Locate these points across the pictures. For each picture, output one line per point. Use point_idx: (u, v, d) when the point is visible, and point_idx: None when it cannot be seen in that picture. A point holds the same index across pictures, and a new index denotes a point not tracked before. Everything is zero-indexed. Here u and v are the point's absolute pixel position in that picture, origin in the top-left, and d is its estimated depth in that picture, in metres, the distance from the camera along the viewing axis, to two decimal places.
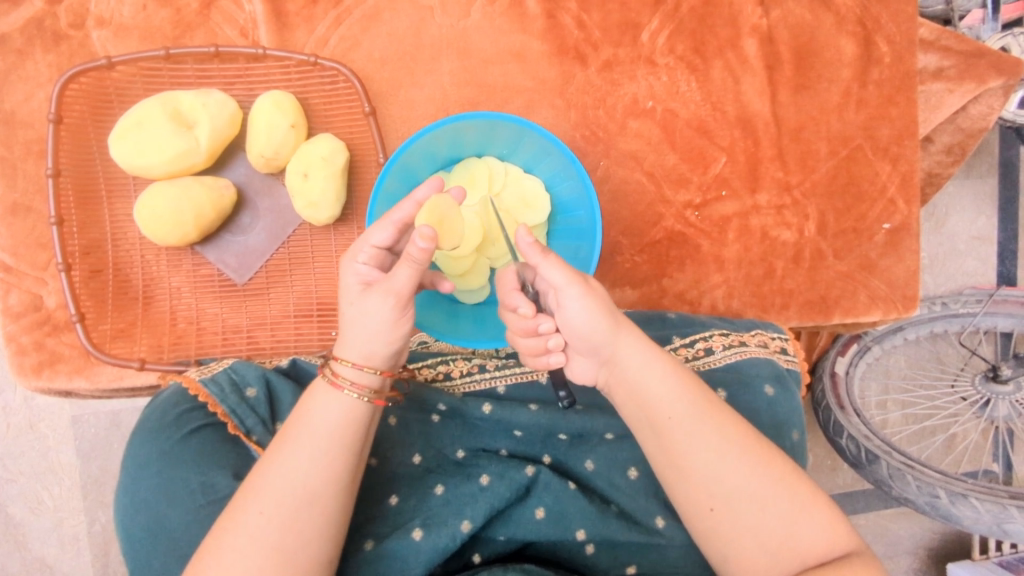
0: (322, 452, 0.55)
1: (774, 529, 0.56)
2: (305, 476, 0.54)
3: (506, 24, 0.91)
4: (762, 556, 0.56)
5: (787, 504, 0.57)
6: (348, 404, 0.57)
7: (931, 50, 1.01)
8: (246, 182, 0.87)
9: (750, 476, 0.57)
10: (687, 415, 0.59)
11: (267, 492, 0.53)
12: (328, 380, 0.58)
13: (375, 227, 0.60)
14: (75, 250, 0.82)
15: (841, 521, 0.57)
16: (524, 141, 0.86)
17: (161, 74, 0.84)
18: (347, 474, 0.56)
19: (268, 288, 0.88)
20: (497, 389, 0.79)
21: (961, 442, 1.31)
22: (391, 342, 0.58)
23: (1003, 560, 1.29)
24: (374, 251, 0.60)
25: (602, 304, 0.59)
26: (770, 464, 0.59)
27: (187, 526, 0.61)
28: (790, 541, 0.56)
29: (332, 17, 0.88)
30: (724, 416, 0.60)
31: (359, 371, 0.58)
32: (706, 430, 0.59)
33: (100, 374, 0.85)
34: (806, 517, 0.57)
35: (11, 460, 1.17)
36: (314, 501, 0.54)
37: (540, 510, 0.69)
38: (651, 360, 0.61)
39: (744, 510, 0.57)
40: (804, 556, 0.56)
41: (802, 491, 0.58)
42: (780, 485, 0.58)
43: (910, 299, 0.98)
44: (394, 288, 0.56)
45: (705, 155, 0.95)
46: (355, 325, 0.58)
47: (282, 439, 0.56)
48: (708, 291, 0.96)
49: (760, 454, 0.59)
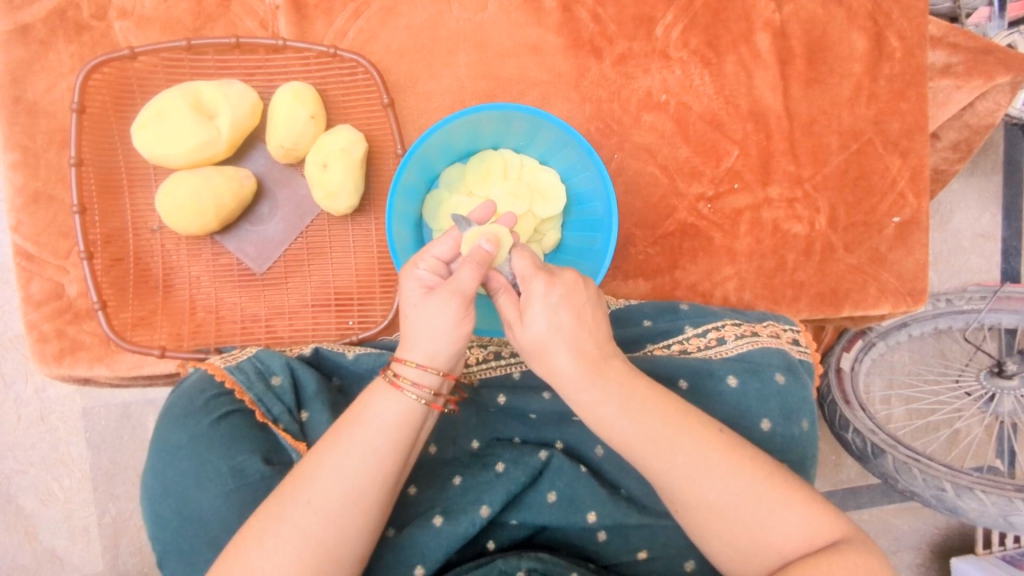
0: (376, 451, 0.56)
1: (745, 528, 0.57)
2: (355, 472, 0.55)
3: (522, 18, 0.92)
4: (735, 555, 0.57)
5: (753, 508, 0.57)
6: (406, 405, 0.57)
7: (939, 47, 1.02)
8: (265, 172, 0.88)
9: (709, 490, 0.57)
10: (636, 435, 0.58)
11: (316, 484, 0.54)
12: (389, 380, 0.58)
13: (437, 242, 0.62)
14: (97, 239, 0.83)
15: (822, 514, 0.57)
16: (541, 133, 0.87)
17: (182, 65, 0.85)
18: (393, 474, 0.56)
19: (285, 279, 0.89)
20: (512, 375, 0.80)
21: (965, 437, 1.32)
22: (454, 344, 0.59)
23: (1006, 555, 1.32)
24: (433, 263, 0.61)
25: (567, 348, 0.57)
26: (737, 474, 0.57)
27: (217, 509, 0.62)
28: (759, 542, 0.56)
29: (350, 10, 0.88)
30: (682, 429, 0.58)
31: (421, 372, 0.58)
32: (657, 453, 0.58)
33: (120, 362, 0.85)
34: (775, 518, 0.56)
35: (22, 452, 1.18)
36: (359, 498, 0.55)
37: (552, 493, 0.70)
38: (604, 407, 0.58)
39: (707, 518, 0.58)
40: (780, 551, 0.56)
41: (770, 495, 0.57)
42: (746, 490, 0.57)
43: (919, 293, 0.99)
44: (460, 288, 0.58)
45: (718, 149, 0.96)
46: (419, 328, 0.58)
47: (332, 436, 0.57)
48: (720, 283, 0.96)
49: (722, 463, 0.58)
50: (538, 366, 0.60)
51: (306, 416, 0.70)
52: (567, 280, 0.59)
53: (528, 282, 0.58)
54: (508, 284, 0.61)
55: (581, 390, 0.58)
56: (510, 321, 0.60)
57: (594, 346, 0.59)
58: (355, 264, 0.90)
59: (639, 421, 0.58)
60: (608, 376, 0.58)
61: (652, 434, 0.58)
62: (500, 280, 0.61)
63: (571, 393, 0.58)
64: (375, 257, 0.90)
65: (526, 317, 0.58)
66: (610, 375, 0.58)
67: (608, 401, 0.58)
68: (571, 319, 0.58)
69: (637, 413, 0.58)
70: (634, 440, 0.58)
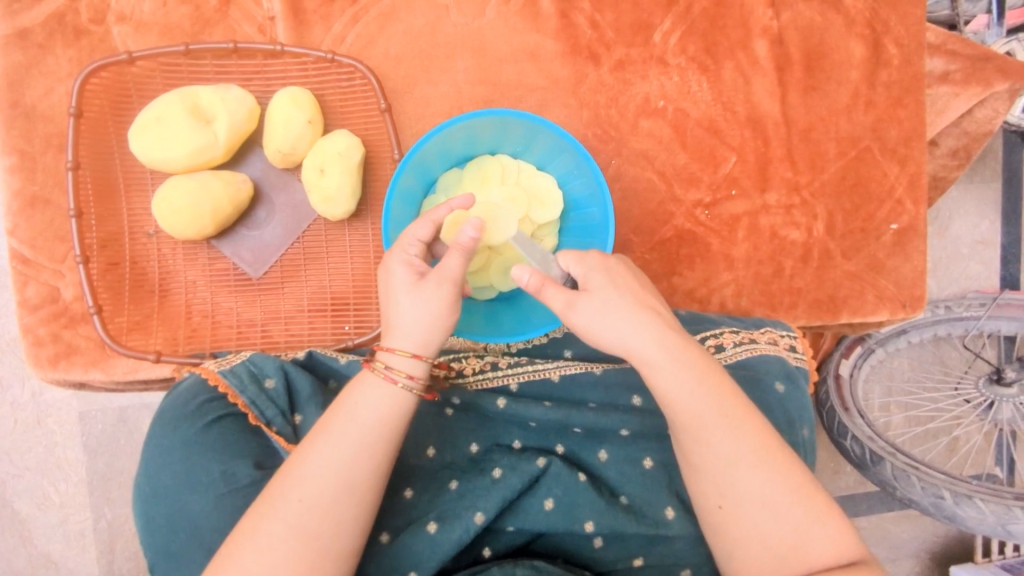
0: (363, 445, 0.55)
1: (785, 533, 0.56)
2: (342, 468, 0.54)
3: (520, 24, 0.92)
4: (768, 561, 0.56)
5: (800, 512, 0.57)
6: (393, 394, 0.57)
7: (937, 55, 1.03)
8: (262, 177, 0.88)
9: (767, 481, 0.57)
10: (709, 411, 0.58)
11: (304, 481, 0.54)
12: (381, 374, 0.58)
13: (416, 229, 0.65)
14: (93, 243, 0.83)
15: (851, 534, 0.57)
16: (538, 138, 0.87)
17: (180, 69, 0.85)
18: (381, 468, 0.56)
19: (282, 283, 0.89)
20: (510, 386, 0.79)
21: (964, 445, 1.30)
22: (444, 331, 0.60)
23: (1005, 563, 1.31)
24: (418, 247, 0.64)
25: (642, 308, 0.61)
26: (789, 473, 0.58)
27: (208, 513, 0.62)
28: (797, 550, 0.56)
29: (349, 15, 0.89)
30: (749, 419, 0.59)
31: (415, 363, 0.58)
32: (726, 432, 0.58)
33: (116, 366, 0.85)
34: (819, 525, 0.56)
35: (17, 455, 1.18)
36: (351, 493, 0.55)
37: (549, 501, 0.70)
38: (686, 374, 0.59)
39: (756, 514, 0.57)
40: (811, 562, 0.55)
41: (815, 502, 0.57)
42: (793, 491, 0.57)
43: (917, 300, 0.99)
44: (450, 275, 0.59)
45: (715, 155, 0.96)
46: (410, 317, 0.59)
47: (319, 430, 0.56)
48: (717, 289, 0.96)
49: (779, 460, 0.58)
50: (612, 338, 0.59)
51: (299, 419, 0.71)
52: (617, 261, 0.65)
53: (581, 260, 0.64)
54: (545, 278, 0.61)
55: (666, 353, 0.59)
56: (569, 304, 0.60)
57: (660, 313, 0.62)
58: (351, 269, 0.90)
59: (714, 398, 0.59)
60: (685, 343, 0.61)
61: (724, 411, 0.59)
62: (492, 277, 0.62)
63: (656, 355, 0.59)
64: (372, 262, 0.90)
65: (591, 287, 0.61)
66: (688, 344, 0.61)
67: (690, 370, 0.59)
68: (630, 282, 0.63)
69: (713, 390, 0.59)
70: (705, 416, 0.58)
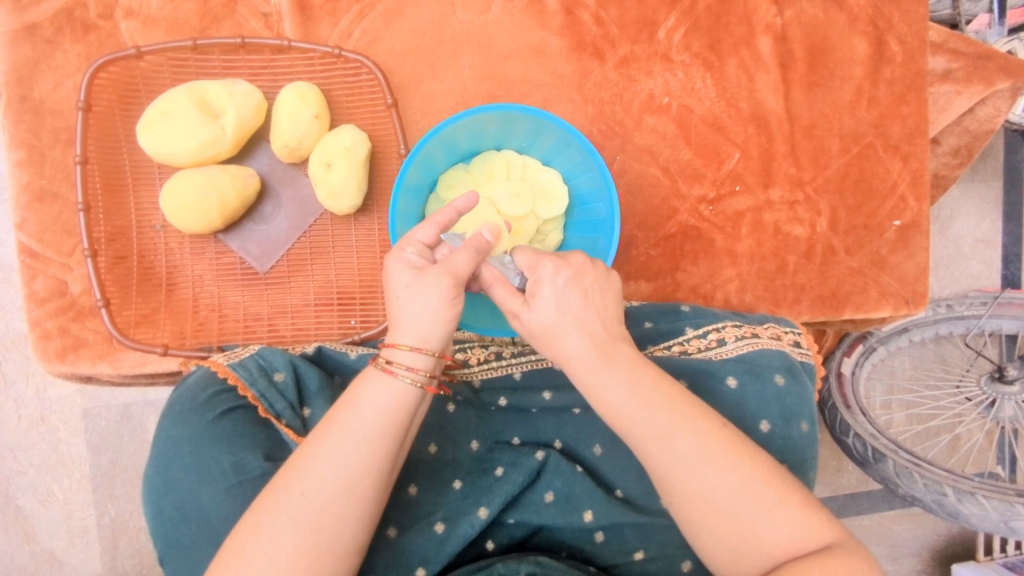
0: (367, 439, 0.55)
1: (735, 527, 0.56)
2: (347, 464, 0.54)
3: (526, 20, 0.92)
4: (726, 552, 0.57)
5: (746, 505, 0.56)
6: (399, 389, 0.57)
7: (939, 53, 1.03)
8: (269, 171, 0.89)
9: (705, 483, 0.56)
10: (632, 423, 0.57)
11: (309, 476, 0.54)
12: (382, 367, 0.58)
13: (421, 225, 0.63)
14: (100, 237, 0.83)
15: (812, 517, 0.56)
16: (544, 133, 0.88)
17: (187, 64, 0.86)
18: (387, 463, 0.56)
19: (288, 276, 0.89)
20: (513, 375, 0.80)
21: (965, 443, 1.31)
22: (444, 326, 0.59)
23: (1007, 561, 1.31)
24: (419, 246, 0.62)
25: (576, 329, 0.58)
26: (735, 468, 0.57)
27: (218, 505, 0.62)
28: (751, 540, 0.56)
29: (355, 11, 0.89)
30: (680, 421, 0.58)
31: (416, 355, 0.58)
32: (654, 443, 0.57)
33: (123, 360, 0.85)
34: (769, 518, 0.56)
35: (21, 452, 1.18)
36: (354, 488, 0.54)
37: (549, 493, 0.71)
38: (608, 393, 0.58)
39: (700, 512, 0.57)
40: (772, 551, 0.56)
41: (763, 493, 0.57)
42: (739, 488, 0.56)
43: (920, 296, 0.99)
44: (453, 269, 0.58)
45: (719, 151, 0.97)
46: (410, 311, 0.58)
47: (327, 423, 0.56)
48: (721, 285, 0.97)
49: (718, 461, 0.57)
50: (547, 351, 0.60)
51: (308, 413, 0.71)
52: (575, 264, 0.60)
53: (535, 267, 0.60)
54: (500, 275, 0.61)
55: (591, 374, 0.58)
56: (513, 311, 0.60)
57: (603, 329, 0.59)
58: (357, 263, 0.90)
59: (642, 410, 0.57)
60: (618, 362, 0.58)
61: (653, 424, 0.57)
62: (492, 271, 0.61)
63: (579, 374, 0.58)
64: (377, 256, 0.90)
65: (535, 301, 0.58)
66: (619, 362, 0.58)
67: (614, 388, 0.58)
68: (575, 297, 0.58)
69: (642, 403, 0.58)
70: (634, 425, 0.57)
